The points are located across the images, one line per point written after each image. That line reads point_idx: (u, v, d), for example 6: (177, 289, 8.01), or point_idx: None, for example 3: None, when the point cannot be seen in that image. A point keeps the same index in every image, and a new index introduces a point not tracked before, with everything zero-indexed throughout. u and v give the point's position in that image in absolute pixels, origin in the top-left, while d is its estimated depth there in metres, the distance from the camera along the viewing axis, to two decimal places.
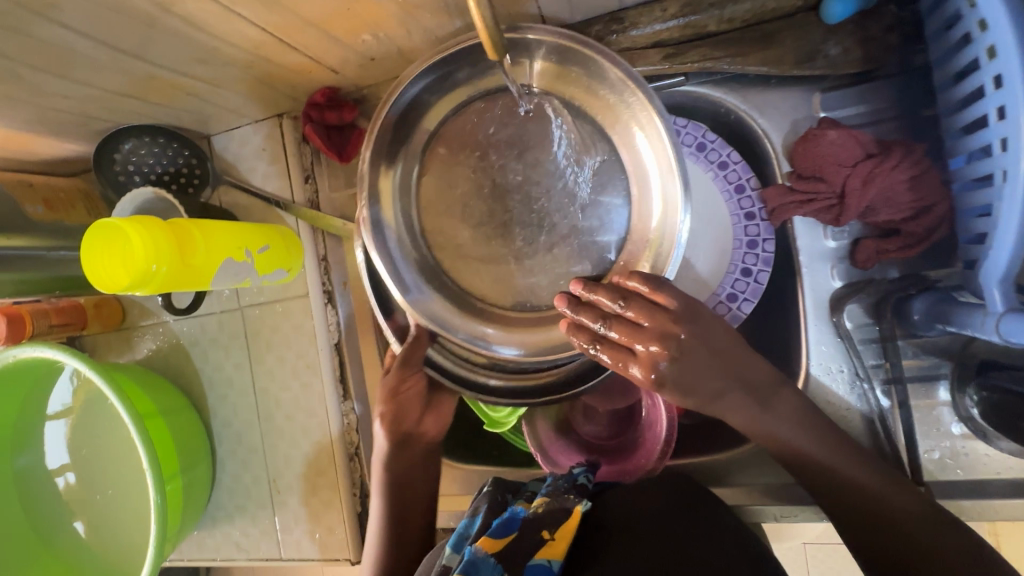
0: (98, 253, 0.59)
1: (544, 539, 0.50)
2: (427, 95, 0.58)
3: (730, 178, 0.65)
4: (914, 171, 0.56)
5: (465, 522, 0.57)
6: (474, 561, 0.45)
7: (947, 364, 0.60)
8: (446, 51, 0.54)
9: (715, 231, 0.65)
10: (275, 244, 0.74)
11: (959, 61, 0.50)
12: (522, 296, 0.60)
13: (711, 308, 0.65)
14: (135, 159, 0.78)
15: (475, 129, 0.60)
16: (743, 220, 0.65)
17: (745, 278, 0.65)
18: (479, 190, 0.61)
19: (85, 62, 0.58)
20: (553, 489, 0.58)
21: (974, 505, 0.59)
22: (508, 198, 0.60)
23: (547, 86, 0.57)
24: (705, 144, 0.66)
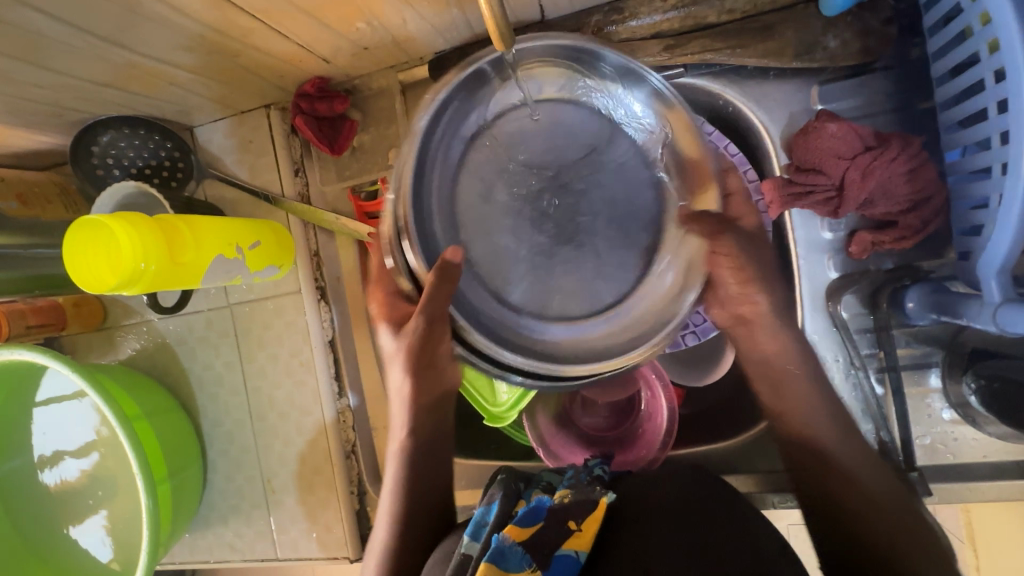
0: (80, 250, 0.56)
1: (572, 529, 0.52)
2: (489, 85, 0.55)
3: None
4: (912, 164, 0.57)
5: (482, 509, 0.57)
6: (502, 550, 0.48)
7: (938, 353, 0.62)
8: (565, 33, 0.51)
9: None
10: (266, 239, 0.72)
11: (959, 54, 0.50)
12: (552, 299, 0.58)
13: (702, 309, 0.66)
14: (114, 152, 0.74)
15: (524, 133, 0.57)
16: None
17: None
18: (522, 195, 0.57)
19: (61, 49, 0.55)
20: (575, 484, 0.60)
21: (963, 487, 0.61)
22: (550, 209, 0.57)
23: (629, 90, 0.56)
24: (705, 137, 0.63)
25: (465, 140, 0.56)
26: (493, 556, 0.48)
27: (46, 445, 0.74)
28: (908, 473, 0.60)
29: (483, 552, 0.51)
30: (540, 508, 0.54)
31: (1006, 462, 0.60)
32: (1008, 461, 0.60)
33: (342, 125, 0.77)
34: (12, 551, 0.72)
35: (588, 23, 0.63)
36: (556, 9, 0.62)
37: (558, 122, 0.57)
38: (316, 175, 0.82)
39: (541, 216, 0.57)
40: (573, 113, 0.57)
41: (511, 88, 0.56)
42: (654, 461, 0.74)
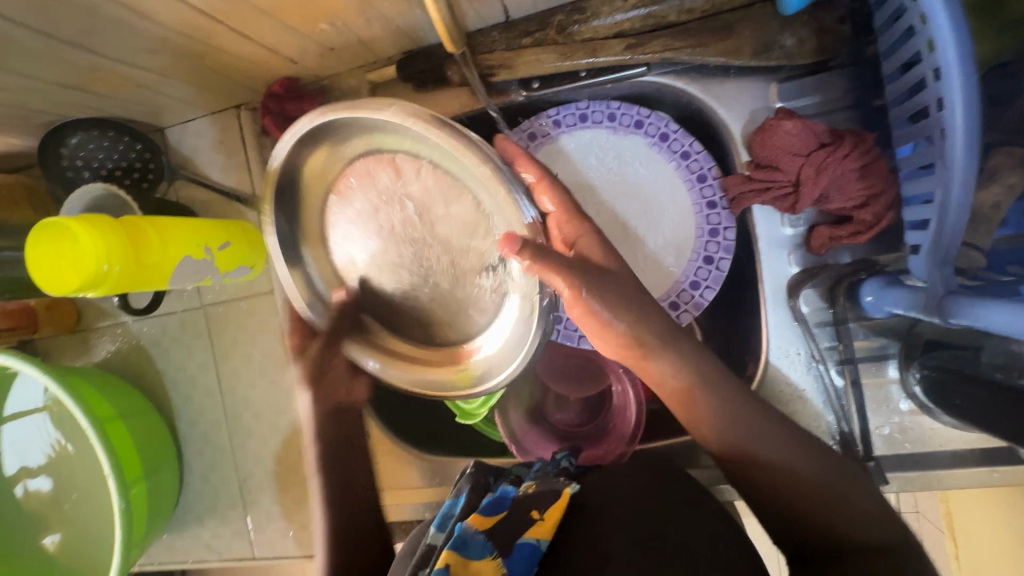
0: (43, 252, 0.56)
1: (534, 519, 0.54)
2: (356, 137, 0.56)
3: (693, 168, 0.67)
4: (864, 160, 0.58)
5: (449, 503, 0.61)
6: (464, 537, 0.51)
7: (895, 344, 0.63)
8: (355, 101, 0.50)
9: (677, 233, 0.69)
10: (236, 240, 0.72)
11: (905, 52, 0.52)
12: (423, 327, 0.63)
13: (675, 296, 0.68)
14: (83, 154, 0.74)
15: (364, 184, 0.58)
16: (705, 210, 0.67)
17: (707, 266, 0.67)
18: (377, 244, 0.60)
19: (22, 52, 0.55)
20: (542, 476, 0.62)
21: (921, 475, 0.63)
22: (394, 251, 0.59)
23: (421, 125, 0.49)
24: (668, 134, 0.68)
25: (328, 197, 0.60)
26: (456, 544, 0.50)
27: (23, 452, 0.74)
28: (865, 463, 0.62)
29: (448, 540, 0.54)
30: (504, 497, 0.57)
31: (961, 450, 0.62)
32: (963, 450, 0.62)
33: None
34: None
35: (552, 23, 0.64)
36: (520, 8, 0.62)
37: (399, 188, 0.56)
38: None
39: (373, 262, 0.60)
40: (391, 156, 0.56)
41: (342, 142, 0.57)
42: (623, 455, 0.74)
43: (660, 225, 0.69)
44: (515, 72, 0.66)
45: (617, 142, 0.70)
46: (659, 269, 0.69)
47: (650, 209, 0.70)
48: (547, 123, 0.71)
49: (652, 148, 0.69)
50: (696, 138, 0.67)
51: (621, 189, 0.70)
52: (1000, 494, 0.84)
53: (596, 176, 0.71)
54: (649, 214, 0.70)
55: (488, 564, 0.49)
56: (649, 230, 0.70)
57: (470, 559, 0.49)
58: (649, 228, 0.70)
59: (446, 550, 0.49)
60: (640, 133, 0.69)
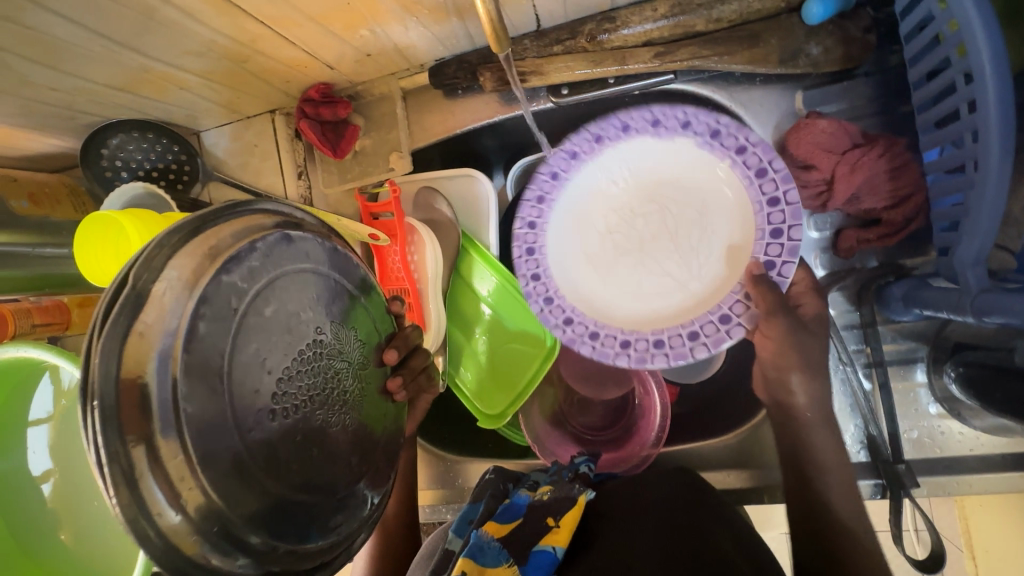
0: (91, 244, 0.57)
1: (550, 526, 0.60)
2: (161, 331, 0.37)
3: (750, 162, 0.59)
4: (894, 163, 0.59)
5: (469, 508, 0.67)
6: (481, 545, 0.56)
7: (923, 348, 0.64)
8: (155, 239, 0.38)
9: (731, 233, 0.61)
10: (123, 221, 0.56)
11: (931, 60, 0.53)
12: (247, 503, 0.41)
13: (700, 325, 0.61)
14: (122, 155, 0.76)
15: (152, 328, 0.36)
16: (766, 206, 0.58)
17: (778, 250, 0.57)
18: (193, 391, 0.38)
19: (76, 53, 0.57)
20: (556, 480, 0.69)
21: (951, 480, 0.62)
22: (181, 414, 0.37)
23: (142, 315, 0.36)
24: (718, 129, 0.60)
25: (249, 296, 0.42)
26: (472, 553, 0.56)
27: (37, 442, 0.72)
28: (895, 466, 0.62)
29: (464, 548, 0.59)
30: (521, 506, 0.63)
31: (990, 456, 0.62)
32: (993, 455, 0.62)
33: (345, 130, 0.79)
34: (8, 551, 0.69)
35: (582, 31, 0.65)
36: (553, 15, 0.65)
37: (170, 375, 0.37)
38: (319, 178, 0.85)
39: (336, 411, 0.49)
40: (147, 319, 0.36)
41: (173, 282, 0.38)
42: (648, 457, 0.76)
43: (713, 224, 0.62)
44: (546, 79, 0.68)
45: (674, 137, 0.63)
46: (710, 273, 0.62)
47: (706, 204, 0.63)
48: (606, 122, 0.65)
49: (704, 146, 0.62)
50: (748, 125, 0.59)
51: (676, 191, 0.64)
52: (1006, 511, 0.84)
53: (645, 182, 0.66)
54: (704, 211, 0.63)
55: (504, 569, 0.54)
56: (704, 228, 0.62)
57: (484, 567, 0.55)
58: (703, 229, 0.63)
59: (463, 559, 0.54)
60: (689, 133, 0.62)
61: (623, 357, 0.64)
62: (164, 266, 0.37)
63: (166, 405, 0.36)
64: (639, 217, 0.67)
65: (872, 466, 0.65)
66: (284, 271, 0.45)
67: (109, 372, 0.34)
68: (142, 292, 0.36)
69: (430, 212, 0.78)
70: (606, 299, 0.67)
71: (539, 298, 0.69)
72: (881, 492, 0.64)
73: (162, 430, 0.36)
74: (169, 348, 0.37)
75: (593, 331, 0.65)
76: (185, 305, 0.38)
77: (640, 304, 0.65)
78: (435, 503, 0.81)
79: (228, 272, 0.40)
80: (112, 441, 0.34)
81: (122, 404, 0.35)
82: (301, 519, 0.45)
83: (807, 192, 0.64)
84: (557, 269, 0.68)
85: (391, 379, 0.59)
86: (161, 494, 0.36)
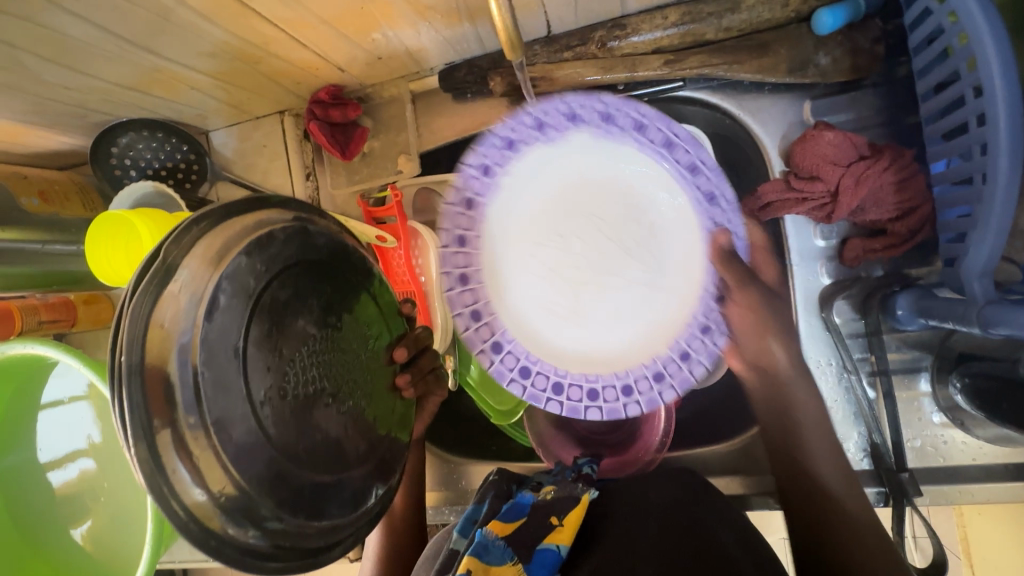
0: (102, 243, 0.57)
1: (554, 524, 0.60)
2: (184, 316, 0.38)
3: (657, 138, 0.65)
4: (901, 174, 0.60)
5: (473, 509, 0.67)
6: (486, 544, 0.56)
7: (927, 357, 0.64)
8: (180, 230, 0.40)
9: (685, 240, 0.67)
10: (136, 220, 0.57)
11: (941, 73, 0.54)
12: (265, 478, 0.42)
13: (687, 340, 0.67)
14: (132, 154, 0.77)
15: (178, 310, 0.38)
16: (690, 174, 0.65)
17: (715, 205, 0.65)
18: (215, 367, 0.39)
19: (91, 52, 0.57)
20: (558, 479, 0.70)
21: (953, 489, 0.63)
22: (203, 388, 0.38)
23: (169, 297, 0.38)
24: (609, 113, 0.65)
25: (266, 279, 0.43)
26: (478, 550, 0.55)
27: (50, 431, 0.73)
28: (898, 474, 0.62)
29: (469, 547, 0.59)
30: (525, 506, 0.63)
31: (992, 465, 0.62)
32: (995, 464, 0.62)
33: (354, 132, 0.80)
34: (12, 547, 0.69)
35: (593, 38, 0.66)
36: (564, 21, 0.65)
37: (193, 355, 0.38)
38: (327, 179, 0.85)
39: (342, 398, 0.50)
40: (171, 300, 0.38)
41: (196, 267, 0.39)
42: (653, 462, 0.76)
43: (665, 234, 0.68)
44: (556, 85, 0.69)
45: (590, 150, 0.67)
46: (675, 282, 0.67)
47: (647, 215, 0.68)
48: (489, 158, 0.69)
49: (658, 156, 0.66)
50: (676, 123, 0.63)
51: (609, 204, 0.69)
52: (1007, 521, 0.83)
53: (578, 201, 0.69)
54: (647, 219, 0.68)
55: (508, 568, 0.54)
56: (650, 240, 0.68)
57: (490, 565, 0.55)
58: (648, 236, 0.68)
59: (469, 557, 0.54)
60: (581, 126, 0.67)
61: (632, 404, 0.69)
62: (190, 252, 0.40)
63: (186, 386, 0.38)
64: (580, 242, 0.70)
65: (875, 474, 0.65)
66: (302, 258, 0.47)
67: (135, 351, 0.37)
68: (167, 277, 0.38)
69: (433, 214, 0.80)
70: (583, 338, 0.70)
71: (512, 371, 0.71)
72: (886, 500, 0.64)
73: (184, 411, 0.38)
74: (188, 340, 0.38)
75: (591, 390, 0.70)
76: (208, 280, 0.39)
77: (621, 333, 0.69)
78: (438, 505, 0.80)
79: (249, 257, 0.42)
80: (136, 405, 0.36)
81: (146, 388, 0.37)
82: (313, 499, 0.45)
83: (810, 207, 0.64)
84: (527, 337, 0.71)
85: (400, 376, 0.61)
86: (182, 467, 0.38)
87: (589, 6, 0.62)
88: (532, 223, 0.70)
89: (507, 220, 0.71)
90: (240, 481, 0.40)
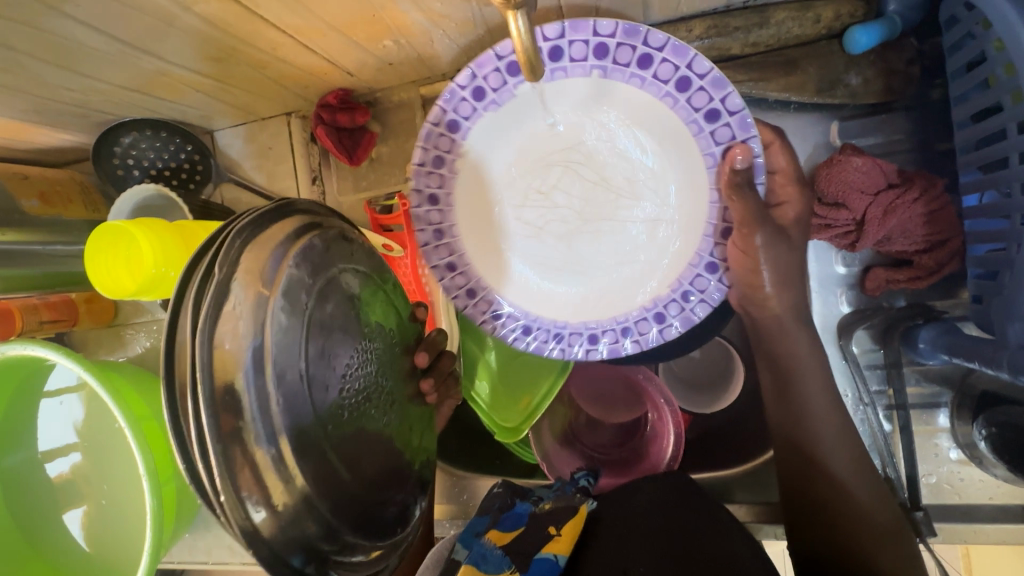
0: (102, 255, 0.56)
1: (551, 534, 0.61)
2: (246, 335, 0.36)
3: (627, 58, 0.53)
4: (932, 207, 0.57)
5: (476, 521, 0.66)
6: (485, 553, 0.60)
7: (948, 393, 0.63)
8: (224, 249, 0.36)
9: (678, 167, 0.57)
10: (136, 231, 0.55)
11: (981, 103, 0.51)
12: (325, 502, 0.41)
13: (690, 282, 0.59)
14: (135, 153, 0.75)
15: (245, 327, 0.36)
16: (678, 95, 0.53)
17: (716, 124, 0.53)
18: (281, 383, 0.38)
19: (93, 55, 0.55)
20: (559, 494, 0.68)
21: (967, 528, 0.61)
22: (277, 409, 0.37)
23: (229, 313, 0.35)
24: (560, 46, 0.52)
25: (317, 288, 0.42)
26: (475, 560, 0.59)
27: (53, 424, 0.71)
28: (913, 512, 0.60)
29: (469, 557, 0.60)
30: (521, 514, 0.65)
31: (1009, 505, 0.61)
32: (1011, 505, 0.61)
33: (362, 137, 0.78)
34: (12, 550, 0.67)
35: None
36: None
37: (261, 376, 0.36)
38: (333, 184, 0.83)
39: (382, 410, 0.51)
40: (237, 316, 0.35)
41: (252, 280, 0.36)
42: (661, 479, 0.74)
43: (652, 166, 0.58)
44: None
45: (547, 96, 0.56)
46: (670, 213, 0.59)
47: (627, 146, 0.58)
48: (466, 101, 0.56)
49: (633, 81, 0.54)
50: (652, 30, 0.51)
51: (586, 140, 0.58)
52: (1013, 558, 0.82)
53: (547, 142, 0.59)
54: (628, 150, 0.58)
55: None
56: (636, 173, 0.59)
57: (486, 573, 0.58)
58: (631, 168, 0.59)
59: (466, 567, 0.58)
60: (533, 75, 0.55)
61: (631, 345, 0.61)
62: (241, 266, 0.36)
63: (257, 412, 0.36)
64: (558, 186, 0.60)
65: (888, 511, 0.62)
66: (344, 269, 0.46)
67: (205, 376, 0.33)
68: (226, 296, 0.35)
69: None
70: (578, 291, 0.62)
71: (512, 330, 0.64)
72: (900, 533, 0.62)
73: (254, 435, 0.36)
74: (257, 358, 0.36)
75: (591, 334, 0.62)
76: (269, 298, 0.37)
77: (618, 277, 0.61)
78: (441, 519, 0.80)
79: (299, 269, 0.40)
80: (210, 431, 0.33)
81: (218, 415, 0.34)
82: (365, 519, 0.46)
83: (835, 232, 0.61)
84: (520, 298, 0.63)
85: (424, 379, 0.59)
86: (248, 495, 0.35)
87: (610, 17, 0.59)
88: (499, 187, 0.61)
89: (472, 171, 0.60)
90: (306, 512, 0.40)
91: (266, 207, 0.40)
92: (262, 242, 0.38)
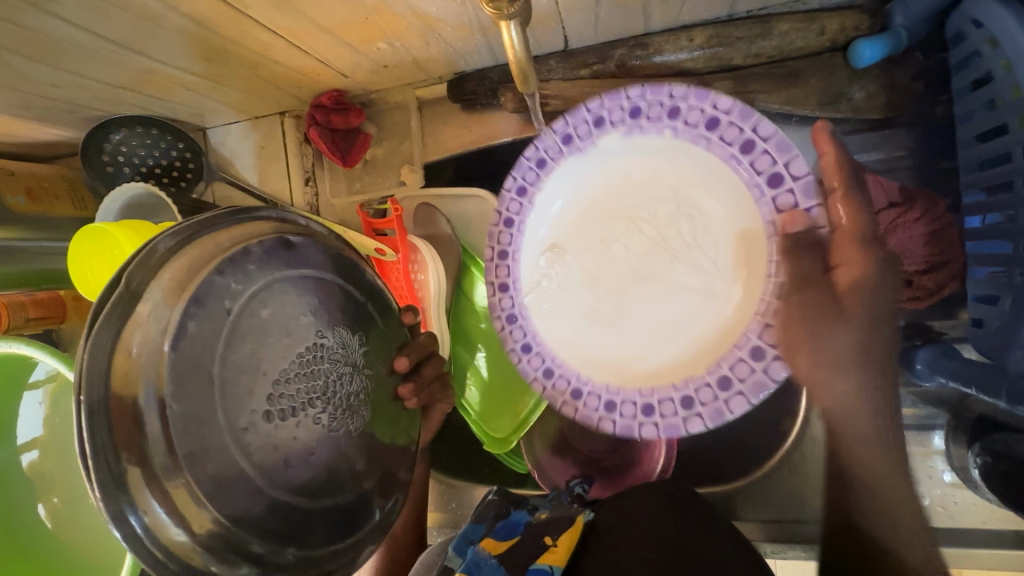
0: (87, 257, 0.54)
1: (547, 544, 0.60)
2: (151, 341, 0.37)
3: (694, 119, 0.45)
4: (932, 227, 0.56)
5: (470, 527, 0.65)
6: (478, 561, 0.57)
7: (943, 415, 0.61)
8: (144, 257, 0.38)
9: (745, 243, 0.46)
10: (118, 233, 0.54)
11: (987, 124, 0.50)
12: (240, 508, 0.40)
13: (731, 367, 0.45)
14: (125, 150, 0.74)
15: (147, 333, 0.37)
16: (741, 157, 0.44)
17: (778, 188, 0.43)
18: (181, 386, 0.37)
19: (79, 52, 0.53)
20: (556, 505, 0.68)
21: (959, 552, 0.60)
22: (168, 412, 0.37)
23: (136, 319, 0.37)
24: (637, 108, 0.46)
25: (248, 297, 0.41)
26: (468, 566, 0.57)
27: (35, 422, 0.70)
28: None
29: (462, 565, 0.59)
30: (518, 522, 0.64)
31: (1003, 531, 0.60)
32: (1006, 531, 0.60)
33: (357, 138, 0.76)
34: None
35: (613, 56, 0.61)
36: (580, 38, 0.61)
37: (160, 380, 0.37)
38: (326, 185, 0.82)
39: (339, 417, 0.46)
40: (142, 322, 0.37)
41: (162, 288, 0.38)
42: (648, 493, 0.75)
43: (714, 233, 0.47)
44: (570, 104, 0.63)
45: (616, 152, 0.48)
46: (732, 292, 0.47)
47: (703, 207, 0.47)
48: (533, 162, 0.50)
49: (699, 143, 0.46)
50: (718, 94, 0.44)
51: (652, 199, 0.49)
52: None
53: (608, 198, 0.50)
54: (696, 215, 0.47)
55: None
56: (699, 241, 0.48)
57: None
58: (699, 234, 0.48)
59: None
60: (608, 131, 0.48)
61: (649, 427, 0.48)
62: (158, 277, 0.38)
63: (152, 415, 0.37)
64: (618, 238, 0.50)
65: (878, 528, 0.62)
66: (287, 274, 0.43)
67: (97, 378, 0.36)
68: (134, 302, 0.37)
69: (432, 228, 0.75)
70: (615, 356, 0.50)
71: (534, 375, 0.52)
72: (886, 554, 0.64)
73: (153, 443, 0.37)
74: (154, 363, 0.37)
75: (610, 400, 0.49)
76: (175, 305, 0.38)
77: (660, 350, 0.49)
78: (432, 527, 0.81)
79: (223, 273, 0.40)
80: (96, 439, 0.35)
81: (113, 418, 0.36)
82: (305, 530, 0.43)
83: None
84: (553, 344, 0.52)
85: (404, 384, 0.55)
86: (159, 507, 0.37)
87: (610, 24, 0.58)
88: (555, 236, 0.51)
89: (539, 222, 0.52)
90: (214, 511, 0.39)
91: (218, 215, 0.41)
92: (190, 251, 0.39)
